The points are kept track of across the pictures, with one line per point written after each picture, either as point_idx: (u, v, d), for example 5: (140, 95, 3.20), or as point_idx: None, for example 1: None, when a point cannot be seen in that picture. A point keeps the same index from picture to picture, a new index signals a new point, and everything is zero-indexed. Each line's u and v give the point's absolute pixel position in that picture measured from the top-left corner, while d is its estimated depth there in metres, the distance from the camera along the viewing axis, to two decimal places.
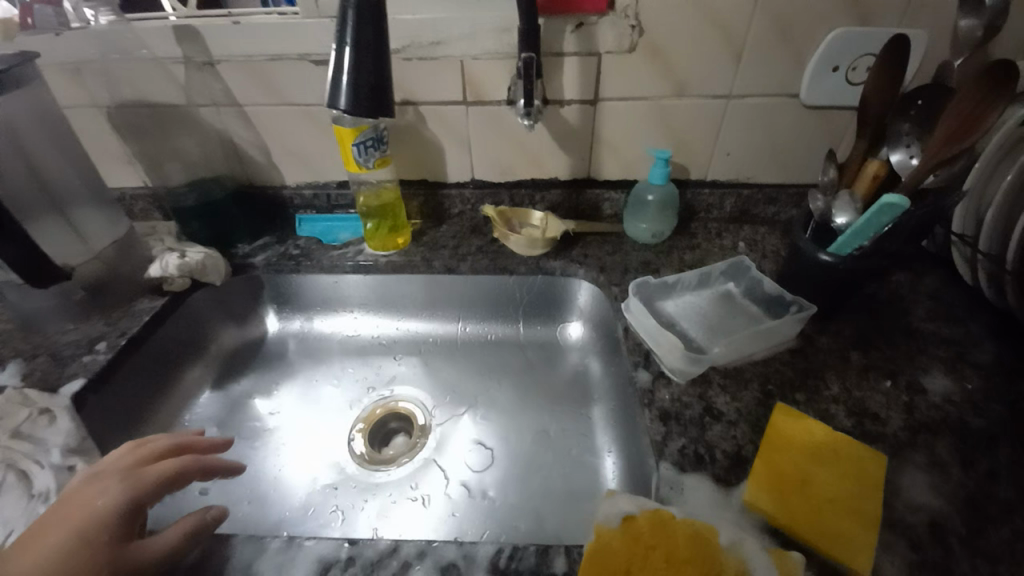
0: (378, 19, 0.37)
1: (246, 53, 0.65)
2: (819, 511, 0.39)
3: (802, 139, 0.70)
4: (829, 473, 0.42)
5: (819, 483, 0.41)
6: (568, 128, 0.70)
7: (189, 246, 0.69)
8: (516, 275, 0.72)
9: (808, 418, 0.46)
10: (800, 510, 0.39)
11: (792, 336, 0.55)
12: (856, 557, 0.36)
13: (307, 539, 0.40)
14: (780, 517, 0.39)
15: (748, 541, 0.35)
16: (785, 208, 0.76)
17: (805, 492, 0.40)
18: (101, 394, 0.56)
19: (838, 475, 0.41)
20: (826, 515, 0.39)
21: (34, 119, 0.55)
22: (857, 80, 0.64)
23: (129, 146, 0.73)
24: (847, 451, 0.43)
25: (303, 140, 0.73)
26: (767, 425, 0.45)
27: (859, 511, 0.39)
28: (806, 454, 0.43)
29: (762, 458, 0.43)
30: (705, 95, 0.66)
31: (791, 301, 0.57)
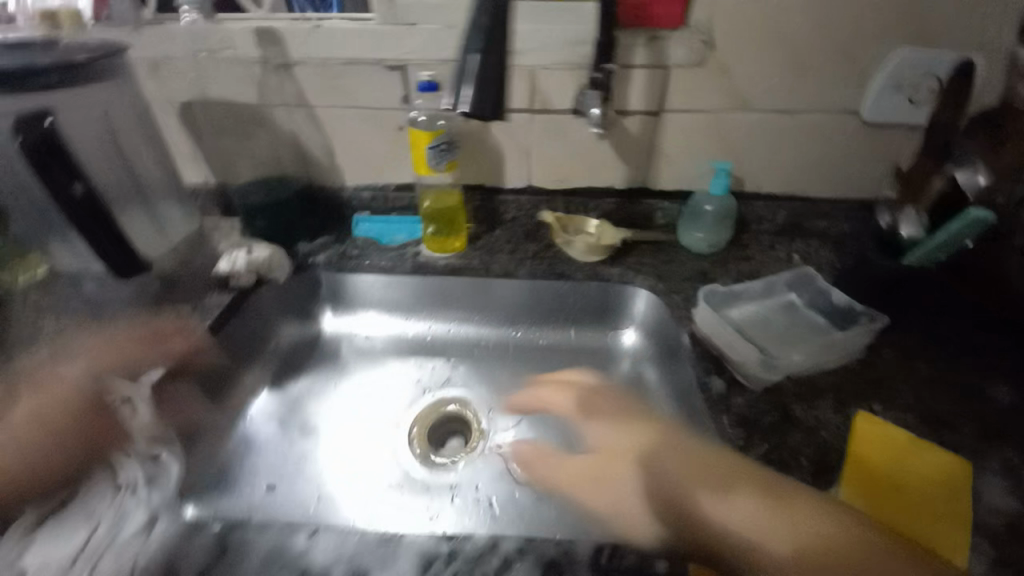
0: None
1: (322, 57, 0.67)
2: (910, 515, 0.41)
3: (860, 155, 0.71)
4: (918, 479, 0.43)
5: (908, 488, 0.42)
6: (629, 138, 0.71)
7: (254, 242, 0.70)
8: (573, 281, 0.72)
9: (890, 425, 0.46)
10: (888, 514, 0.41)
11: (859, 347, 0.55)
12: (947, 556, 0.39)
13: None
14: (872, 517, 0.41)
15: (840, 537, 0.38)
16: (837, 221, 0.73)
17: (895, 497, 0.42)
18: (177, 384, 0.57)
19: (926, 481, 0.43)
20: (917, 518, 0.41)
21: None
22: (919, 101, 0.65)
23: (197, 143, 0.75)
24: (931, 457, 0.44)
25: (367, 143, 0.74)
26: (852, 432, 0.46)
27: (950, 515, 0.41)
28: (893, 461, 0.44)
29: (849, 464, 0.44)
30: (767, 109, 0.68)
31: (861, 312, 0.58)
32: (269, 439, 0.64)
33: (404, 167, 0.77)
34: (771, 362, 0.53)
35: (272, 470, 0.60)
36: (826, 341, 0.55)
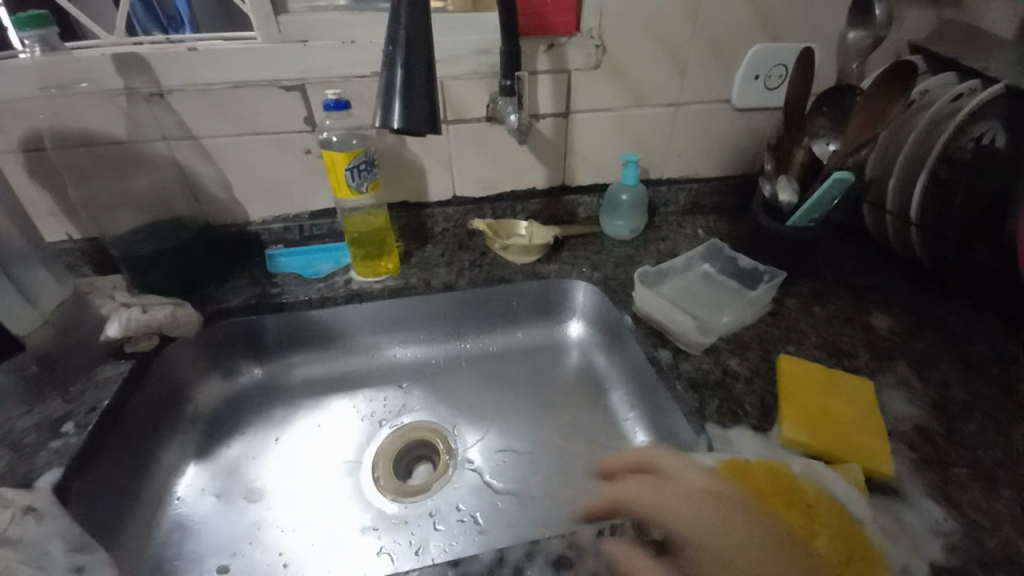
0: (426, 42, 0.40)
1: (205, 83, 0.60)
2: (843, 433, 0.48)
3: (738, 137, 0.81)
4: (839, 404, 0.50)
5: (835, 412, 0.50)
6: (543, 140, 0.75)
7: (150, 299, 0.61)
8: (515, 284, 0.73)
9: (807, 364, 0.55)
10: (828, 436, 0.47)
11: (768, 301, 0.65)
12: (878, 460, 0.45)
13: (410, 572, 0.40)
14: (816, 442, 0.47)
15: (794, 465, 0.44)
16: (726, 196, 0.86)
17: (827, 420, 0.49)
18: (86, 479, 0.47)
19: (845, 405, 0.50)
20: (848, 434, 0.47)
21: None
22: (773, 87, 0.77)
23: (54, 193, 0.63)
24: (845, 383, 0.53)
25: (271, 171, 0.68)
26: (780, 376, 0.53)
27: (870, 428, 0.48)
28: (817, 392, 0.51)
29: (786, 402, 0.50)
30: (659, 103, 0.75)
31: (763, 272, 0.68)
32: (211, 516, 0.56)
33: (319, 193, 0.72)
34: (705, 327, 0.60)
35: (222, 549, 0.53)
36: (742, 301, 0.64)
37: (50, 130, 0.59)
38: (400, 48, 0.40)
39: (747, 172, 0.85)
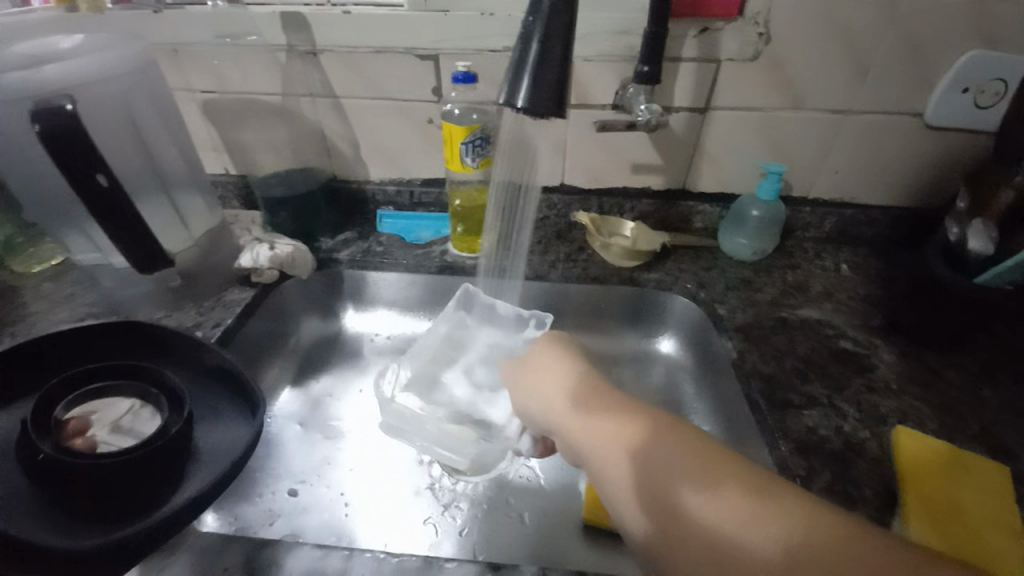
0: (569, 17, 0.37)
1: (350, 45, 0.64)
2: (976, 535, 0.40)
3: (920, 163, 0.66)
4: (970, 495, 0.42)
5: (967, 507, 0.42)
6: (670, 136, 0.67)
7: (277, 237, 0.68)
8: (608, 287, 0.69)
9: (930, 438, 0.46)
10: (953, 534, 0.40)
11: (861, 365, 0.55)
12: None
13: (447, 562, 0.42)
14: (949, 550, 0.39)
15: None
16: (889, 231, 0.71)
17: (959, 519, 0.41)
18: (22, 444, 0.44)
19: (978, 496, 0.42)
20: (984, 537, 0.40)
21: (157, 100, 0.58)
22: (985, 104, 0.61)
23: (219, 133, 0.73)
24: (970, 463, 0.45)
25: (393, 136, 0.71)
26: (895, 453, 0.45)
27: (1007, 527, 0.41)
28: (945, 479, 0.43)
29: (910, 490, 0.42)
30: (821, 109, 0.63)
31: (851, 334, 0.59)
32: (292, 440, 0.61)
33: (432, 163, 0.73)
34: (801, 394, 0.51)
35: (294, 475, 0.58)
36: (894, 371, 0.55)
37: (222, 77, 0.68)
38: (539, 21, 0.37)
39: (922, 208, 0.69)
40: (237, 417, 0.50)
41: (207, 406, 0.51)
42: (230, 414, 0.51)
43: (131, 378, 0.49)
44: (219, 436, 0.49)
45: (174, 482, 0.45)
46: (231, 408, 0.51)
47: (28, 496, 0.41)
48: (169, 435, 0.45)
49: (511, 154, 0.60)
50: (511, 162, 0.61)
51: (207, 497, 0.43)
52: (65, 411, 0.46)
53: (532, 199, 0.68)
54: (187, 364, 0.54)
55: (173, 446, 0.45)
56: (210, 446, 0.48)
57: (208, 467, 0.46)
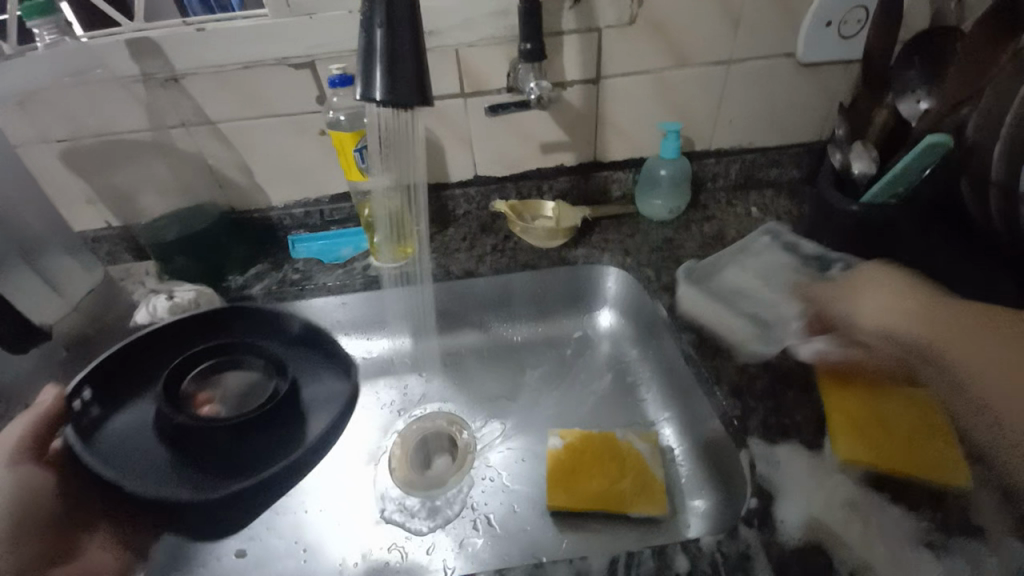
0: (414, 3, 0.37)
1: (215, 64, 0.59)
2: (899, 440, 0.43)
3: (803, 100, 0.70)
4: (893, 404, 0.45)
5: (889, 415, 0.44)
6: (571, 111, 0.67)
7: (177, 284, 0.63)
8: (540, 270, 0.68)
9: None
10: (885, 448, 0.42)
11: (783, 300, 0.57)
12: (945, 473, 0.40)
13: None
14: (876, 460, 0.42)
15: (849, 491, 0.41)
16: (789, 169, 0.74)
17: (882, 427, 0.43)
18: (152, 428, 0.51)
19: (901, 404, 0.45)
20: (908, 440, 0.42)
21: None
22: (850, 34, 0.64)
23: (88, 181, 0.65)
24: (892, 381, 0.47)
25: (286, 154, 0.67)
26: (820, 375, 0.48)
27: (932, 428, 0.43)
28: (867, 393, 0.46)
29: (833, 407, 0.45)
30: (704, 63, 0.65)
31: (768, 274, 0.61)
32: None
33: (336, 175, 0.69)
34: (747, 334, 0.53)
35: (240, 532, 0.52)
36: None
37: (78, 120, 0.61)
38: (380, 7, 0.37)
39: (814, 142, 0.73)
40: (334, 376, 0.56)
41: (311, 362, 0.57)
42: (327, 373, 0.56)
43: (232, 353, 0.54)
44: (321, 386, 0.55)
45: (296, 430, 0.51)
46: (327, 368, 0.57)
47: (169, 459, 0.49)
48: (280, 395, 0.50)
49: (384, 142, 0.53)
50: (392, 150, 0.53)
51: (328, 437, 0.50)
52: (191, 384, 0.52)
53: (425, 195, 0.61)
54: (276, 337, 0.58)
55: (285, 407, 0.51)
56: (314, 403, 0.53)
57: (320, 413, 0.53)
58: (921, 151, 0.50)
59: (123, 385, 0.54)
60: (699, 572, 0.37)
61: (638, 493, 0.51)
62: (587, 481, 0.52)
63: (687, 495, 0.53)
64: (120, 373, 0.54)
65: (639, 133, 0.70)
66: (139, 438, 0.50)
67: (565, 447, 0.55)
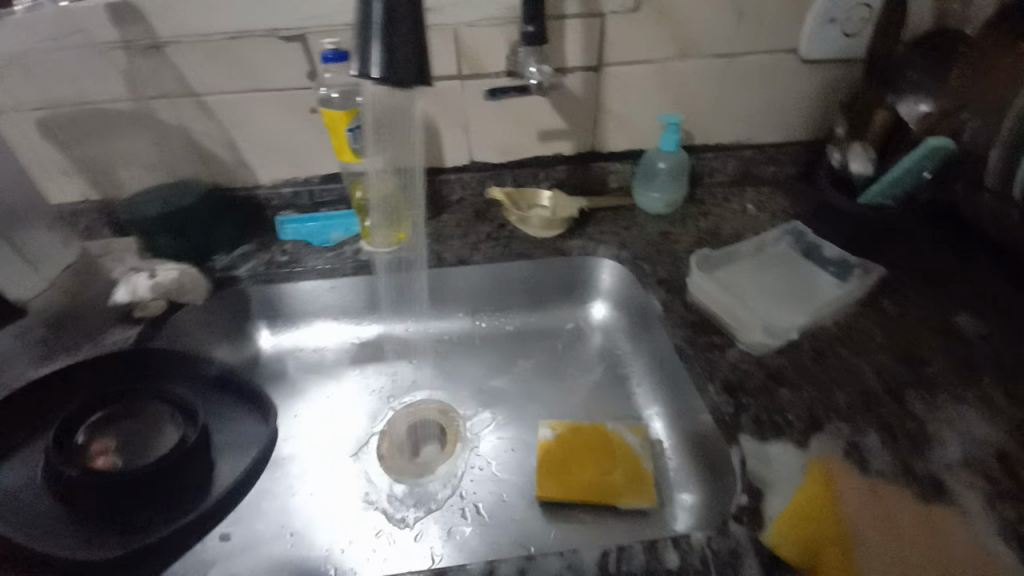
0: None
1: (201, 33, 0.56)
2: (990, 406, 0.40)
3: (803, 97, 0.69)
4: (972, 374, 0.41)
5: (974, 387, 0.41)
6: (571, 99, 0.66)
7: (159, 264, 0.60)
8: (535, 260, 0.67)
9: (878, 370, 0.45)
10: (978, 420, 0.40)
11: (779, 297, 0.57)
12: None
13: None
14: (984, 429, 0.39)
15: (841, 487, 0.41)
16: (786, 166, 0.74)
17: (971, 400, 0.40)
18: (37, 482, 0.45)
19: None
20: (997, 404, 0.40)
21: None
22: (853, 32, 0.64)
23: (62, 154, 0.62)
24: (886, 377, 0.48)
25: (275, 132, 0.64)
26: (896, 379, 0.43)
27: None
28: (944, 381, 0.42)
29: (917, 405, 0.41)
30: (708, 55, 0.64)
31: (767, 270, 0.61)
32: None
33: (327, 156, 0.67)
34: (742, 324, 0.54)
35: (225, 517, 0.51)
36: (809, 296, 0.57)
37: (51, 88, 0.58)
38: None
39: (812, 139, 0.73)
40: (248, 416, 0.54)
41: (214, 409, 0.54)
42: (240, 417, 0.54)
43: (140, 401, 0.50)
44: (230, 429, 0.53)
45: (208, 482, 0.48)
46: (239, 410, 0.54)
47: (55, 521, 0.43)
48: (189, 445, 0.47)
49: (377, 126, 0.54)
50: (385, 133, 0.54)
51: (237, 490, 0.47)
52: (87, 437, 0.47)
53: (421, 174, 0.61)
54: (190, 382, 0.55)
55: (190, 457, 0.47)
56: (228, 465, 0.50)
57: (236, 458, 0.50)
58: (924, 152, 0.51)
59: (20, 429, 0.48)
60: (689, 566, 0.37)
61: (628, 486, 0.51)
62: (578, 472, 0.52)
63: (675, 487, 0.53)
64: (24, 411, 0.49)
65: (638, 124, 0.69)
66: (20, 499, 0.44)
67: (556, 437, 0.55)
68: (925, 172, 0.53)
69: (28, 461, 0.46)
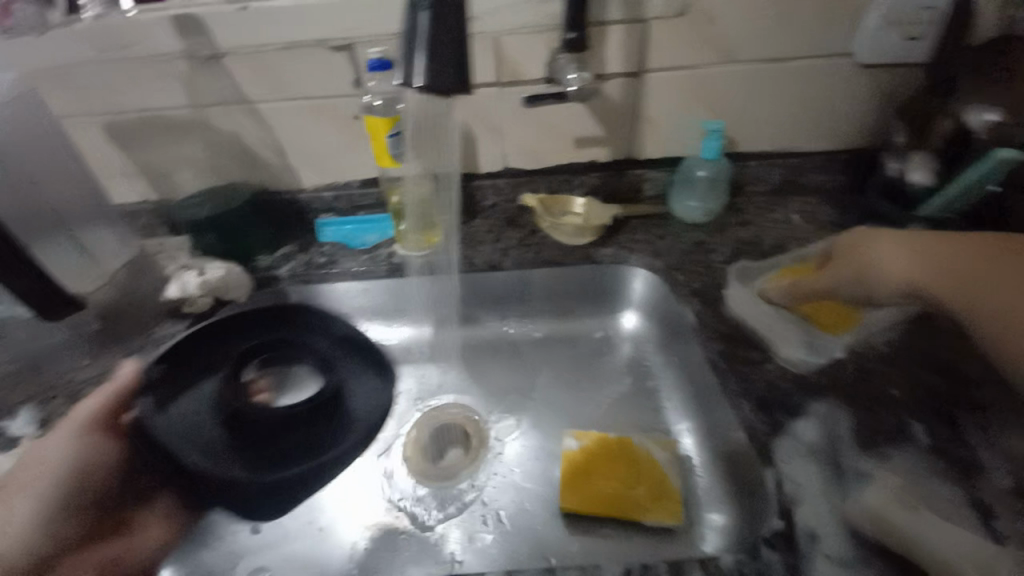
0: None
1: (254, 43, 0.60)
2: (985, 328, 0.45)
3: (856, 103, 0.66)
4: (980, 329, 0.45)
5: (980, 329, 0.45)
6: (608, 105, 0.65)
7: (208, 261, 0.64)
8: (565, 267, 0.66)
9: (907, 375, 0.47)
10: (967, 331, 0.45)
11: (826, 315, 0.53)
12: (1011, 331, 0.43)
13: None
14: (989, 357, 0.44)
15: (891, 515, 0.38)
16: (834, 175, 0.71)
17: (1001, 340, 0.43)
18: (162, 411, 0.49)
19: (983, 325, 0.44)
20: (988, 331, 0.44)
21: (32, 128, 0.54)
22: (915, 36, 0.60)
23: (127, 156, 0.67)
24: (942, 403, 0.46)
25: (318, 136, 0.67)
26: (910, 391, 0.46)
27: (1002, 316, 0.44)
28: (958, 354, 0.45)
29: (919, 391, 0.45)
30: (754, 60, 0.62)
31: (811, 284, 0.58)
32: None
33: (366, 161, 0.69)
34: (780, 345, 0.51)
35: None
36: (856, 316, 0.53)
37: (120, 95, 0.63)
38: None
39: (864, 148, 0.69)
40: (374, 373, 0.54)
41: (347, 365, 0.53)
42: (364, 371, 0.54)
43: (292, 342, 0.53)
44: (360, 388, 0.52)
45: (325, 432, 0.49)
46: (366, 363, 0.54)
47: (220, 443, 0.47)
48: (324, 397, 0.49)
49: (419, 128, 0.52)
50: (425, 140, 0.53)
51: (363, 440, 0.49)
52: (252, 372, 0.52)
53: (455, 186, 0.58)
54: (322, 333, 0.55)
55: (327, 405, 0.49)
56: (359, 410, 0.51)
57: (349, 416, 0.50)
58: (989, 165, 0.48)
59: (195, 364, 0.52)
60: None
61: (653, 502, 0.50)
62: (601, 485, 0.51)
63: (703, 507, 0.51)
64: (195, 352, 0.53)
65: (677, 130, 0.67)
66: (193, 421, 0.48)
67: (581, 448, 0.54)
68: (989, 184, 0.50)
69: (189, 396, 0.50)
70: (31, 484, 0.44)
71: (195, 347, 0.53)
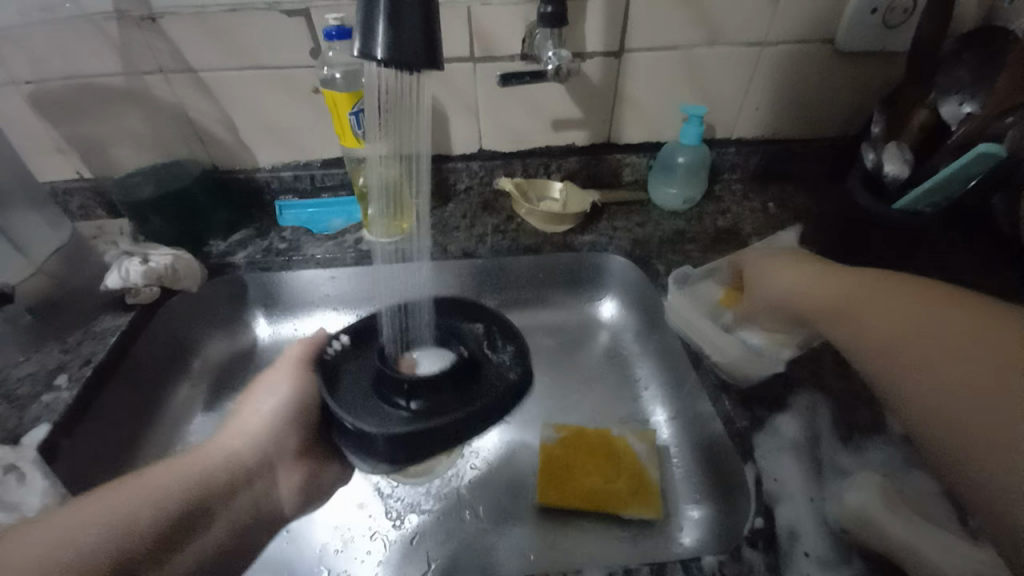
0: None
1: (198, 4, 0.53)
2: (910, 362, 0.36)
3: (833, 91, 0.65)
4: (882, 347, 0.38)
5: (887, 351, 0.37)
6: (588, 85, 0.62)
7: (153, 248, 0.58)
8: (544, 255, 0.64)
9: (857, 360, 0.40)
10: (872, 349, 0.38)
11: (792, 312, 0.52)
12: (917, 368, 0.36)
13: None
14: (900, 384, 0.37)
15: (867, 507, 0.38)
16: (810, 163, 0.70)
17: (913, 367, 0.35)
18: (332, 385, 0.51)
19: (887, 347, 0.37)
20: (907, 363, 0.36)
21: None
22: (894, 24, 0.59)
23: (55, 129, 0.60)
24: None
25: (275, 111, 0.61)
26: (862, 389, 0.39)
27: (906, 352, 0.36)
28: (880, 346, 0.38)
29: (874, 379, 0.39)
30: (736, 42, 0.60)
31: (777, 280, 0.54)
32: None
33: (330, 139, 0.64)
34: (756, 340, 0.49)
35: None
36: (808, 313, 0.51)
37: (40, 59, 0.55)
38: None
39: (839, 136, 0.69)
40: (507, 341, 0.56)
41: (474, 336, 0.56)
42: (501, 339, 0.56)
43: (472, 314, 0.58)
44: (489, 355, 0.54)
45: (487, 386, 0.51)
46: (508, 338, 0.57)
47: (388, 394, 0.50)
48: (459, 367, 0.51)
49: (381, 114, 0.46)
50: (390, 124, 0.47)
51: (503, 396, 0.50)
52: (399, 348, 0.55)
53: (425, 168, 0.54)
54: (491, 318, 0.58)
55: (463, 369, 0.52)
56: (493, 377, 0.52)
57: (484, 382, 0.52)
58: (970, 159, 0.46)
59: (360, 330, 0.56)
60: None
61: (633, 495, 0.49)
62: (580, 479, 0.51)
63: (682, 499, 0.51)
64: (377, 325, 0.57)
65: (658, 113, 0.65)
66: (355, 391, 0.51)
67: (560, 441, 0.53)
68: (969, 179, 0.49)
69: (360, 362, 0.54)
70: (271, 416, 0.50)
71: (426, 307, 0.58)
